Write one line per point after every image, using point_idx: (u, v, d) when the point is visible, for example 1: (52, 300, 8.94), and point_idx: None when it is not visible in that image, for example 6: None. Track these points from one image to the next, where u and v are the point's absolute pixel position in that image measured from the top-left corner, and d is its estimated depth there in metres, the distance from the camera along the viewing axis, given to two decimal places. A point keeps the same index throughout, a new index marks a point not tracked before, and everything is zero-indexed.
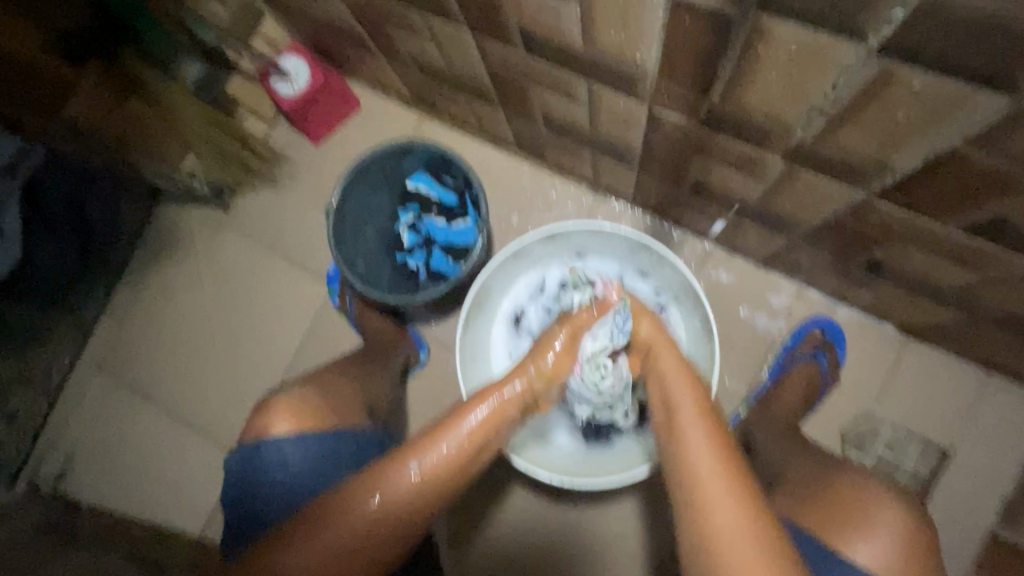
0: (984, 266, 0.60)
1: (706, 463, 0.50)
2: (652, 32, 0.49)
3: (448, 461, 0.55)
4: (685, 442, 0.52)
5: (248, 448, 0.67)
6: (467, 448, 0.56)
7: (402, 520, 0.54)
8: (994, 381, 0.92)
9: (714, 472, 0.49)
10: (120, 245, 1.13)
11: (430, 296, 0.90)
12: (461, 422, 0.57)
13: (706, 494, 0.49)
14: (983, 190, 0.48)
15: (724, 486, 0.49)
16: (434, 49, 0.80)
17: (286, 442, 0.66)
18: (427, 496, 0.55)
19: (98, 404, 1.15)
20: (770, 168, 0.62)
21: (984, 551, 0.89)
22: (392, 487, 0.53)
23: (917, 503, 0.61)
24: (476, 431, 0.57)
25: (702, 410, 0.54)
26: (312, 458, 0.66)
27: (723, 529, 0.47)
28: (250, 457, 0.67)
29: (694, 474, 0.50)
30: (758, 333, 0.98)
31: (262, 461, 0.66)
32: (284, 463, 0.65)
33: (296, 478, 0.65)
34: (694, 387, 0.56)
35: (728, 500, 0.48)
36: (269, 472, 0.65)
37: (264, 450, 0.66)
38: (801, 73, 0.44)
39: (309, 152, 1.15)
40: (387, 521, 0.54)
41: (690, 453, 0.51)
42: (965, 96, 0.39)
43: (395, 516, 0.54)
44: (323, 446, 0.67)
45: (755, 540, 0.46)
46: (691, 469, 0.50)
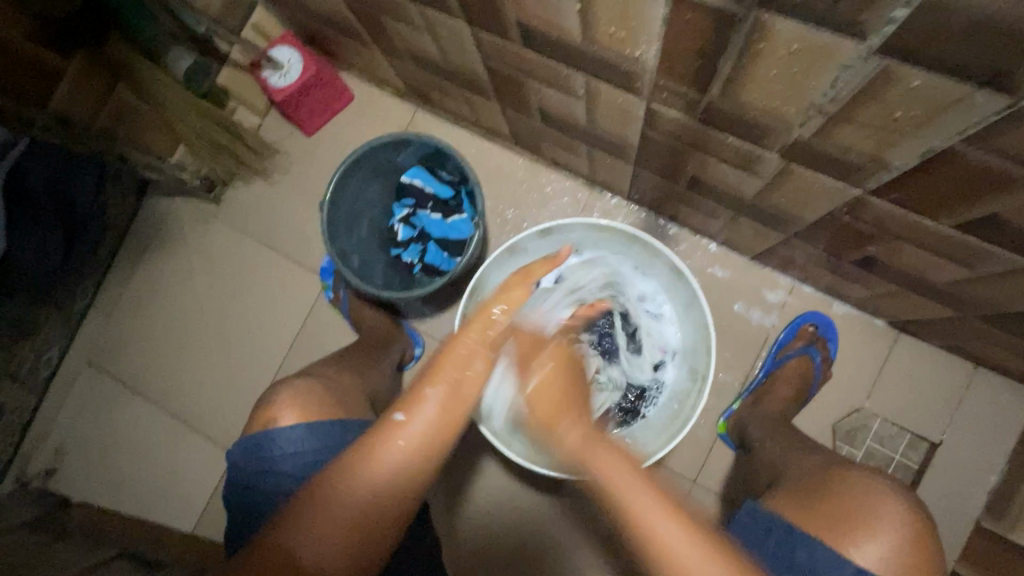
0: (977, 263, 0.60)
1: (652, 513, 0.51)
2: (652, 27, 0.48)
3: (431, 424, 0.55)
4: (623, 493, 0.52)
5: (256, 438, 0.67)
6: (449, 409, 0.56)
7: (402, 483, 0.54)
8: (982, 375, 0.93)
9: (663, 517, 0.51)
10: (109, 239, 1.11)
11: (425, 291, 0.90)
12: (434, 387, 0.57)
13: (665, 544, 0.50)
14: (979, 188, 0.48)
15: (678, 528, 0.50)
16: (429, 41, 0.79)
17: (295, 432, 0.65)
18: (421, 458, 0.54)
19: (89, 399, 1.14)
20: (767, 165, 0.62)
21: (970, 542, 0.91)
22: (385, 450, 0.53)
23: (908, 497, 0.62)
24: (453, 397, 0.57)
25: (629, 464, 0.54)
26: (320, 449, 0.65)
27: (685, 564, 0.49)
28: (258, 446, 0.66)
29: (647, 528, 0.51)
30: (752, 328, 0.99)
31: (267, 450, 0.65)
32: (292, 453, 0.65)
33: (304, 470, 0.64)
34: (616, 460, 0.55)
35: (682, 536, 0.50)
36: (277, 463, 0.64)
37: (270, 439, 0.66)
38: (801, 70, 0.44)
39: (302, 144, 1.13)
40: (386, 485, 0.53)
41: (634, 506, 0.51)
42: (964, 95, 0.39)
43: (393, 480, 0.53)
44: (332, 437, 0.66)
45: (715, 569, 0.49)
46: (645, 524, 0.51)
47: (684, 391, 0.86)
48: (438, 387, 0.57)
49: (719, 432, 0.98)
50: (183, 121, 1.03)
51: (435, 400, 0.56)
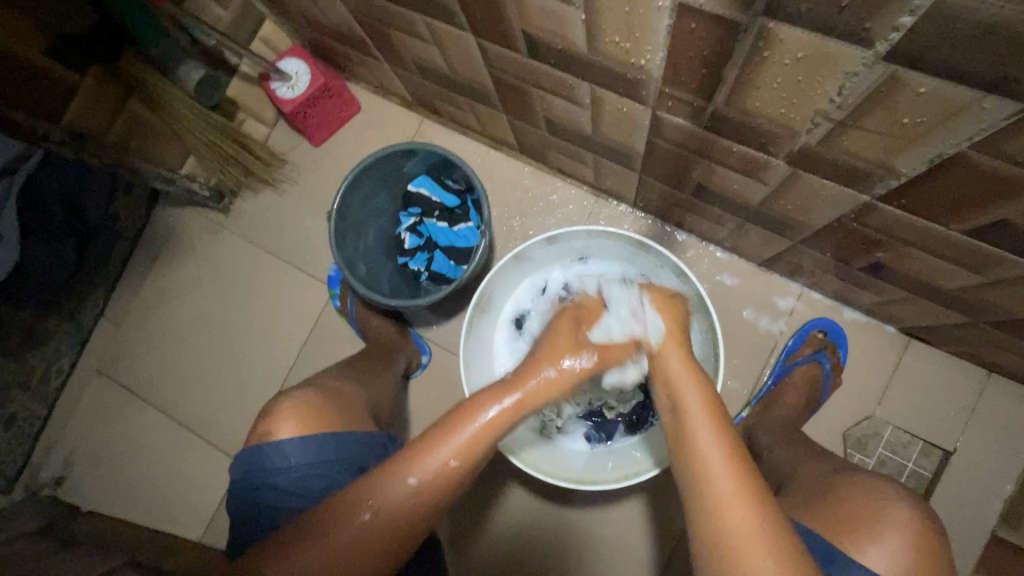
0: (988, 268, 0.60)
1: (718, 466, 0.50)
2: (657, 36, 0.49)
3: (447, 470, 0.55)
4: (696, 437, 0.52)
5: (250, 451, 0.67)
6: (468, 453, 0.56)
7: (403, 528, 0.54)
8: (995, 382, 0.92)
9: (727, 474, 0.49)
10: (120, 249, 1.13)
11: (431, 299, 0.90)
12: (463, 428, 0.57)
13: (722, 502, 0.48)
14: (989, 192, 0.47)
15: (740, 491, 0.48)
16: (436, 51, 0.80)
17: (288, 446, 0.65)
18: (426, 503, 0.54)
19: (99, 407, 1.15)
20: (773, 172, 0.62)
21: (986, 552, 0.89)
22: (388, 495, 0.53)
23: (922, 506, 0.61)
24: (495, 422, 0.58)
25: (712, 414, 0.54)
26: (313, 462, 0.65)
27: (739, 531, 0.47)
28: (254, 460, 0.66)
29: (711, 482, 0.49)
30: (760, 335, 0.99)
31: (263, 464, 0.66)
32: (286, 468, 0.65)
33: (301, 483, 0.65)
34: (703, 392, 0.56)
35: (740, 498, 0.48)
36: (271, 477, 0.65)
37: (265, 453, 0.66)
38: (807, 78, 0.44)
39: (309, 154, 1.15)
40: (389, 528, 0.53)
41: (706, 459, 0.51)
42: (971, 101, 0.39)
43: (396, 522, 0.53)
44: (325, 450, 0.66)
45: (768, 541, 0.46)
46: (709, 475, 0.50)
47: None
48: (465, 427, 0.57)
49: None
50: (193, 132, 1.04)
51: (457, 441, 0.56)
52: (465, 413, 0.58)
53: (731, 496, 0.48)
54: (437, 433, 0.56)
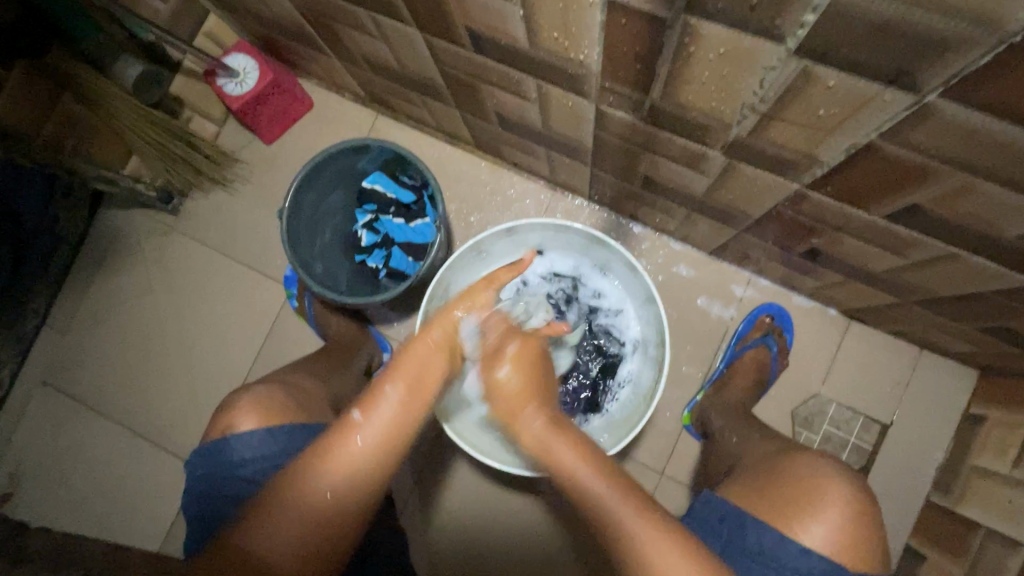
0: (908, 251, 0.64)
1: (601, 486, 0.55)
2: (592, 32, 0.50)
3: (391, 419, 0.56)
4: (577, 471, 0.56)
5: (214, 443, 0.66)
6: (408, 402, 0.58)
7: (365, 479, 0.54)
8: (926, 358, 0.98)
9: (614, 496, 0.54)
10: (61, 252, 1.08)
11: (388, 295, 0.90)
12: (387, 392, 0.57)
13: (620, 524, 0.53)
14: (900, 179, 0.51)
15: (628, 509, 0.53)
16: (384, 48, 0.80)
17: (255, 437, 0.65)
18: (384, 452, 0.55)
19: (45, 419, 1.10)
20: (712, 163, 0.64)
21: (920, 517, 0.95)
22: (350, 444, 0.54)
23: (853, 476, 0.65)
24: (405, 401, 0.58)
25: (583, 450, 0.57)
26: (280, 455, 0.64)
27: (638, 539, 0.52)
28: (218, 452, 0.65)
29: (608, 511, 0.54)
30: (712, 322, 1.02)
31: (227, 457, 0.64)
32: (254, 458, 0.64)
33: (265, 474, 0.64)
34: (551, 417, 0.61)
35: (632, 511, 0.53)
36: (237, 468, 0.64)
37: (230, 446, 0.65)
38: (731, 72, 0.46)
39: (261, 152, 1.12)
40: (362, 469, 0.54)
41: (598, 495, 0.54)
42: (875, 93, 0.41)
43: (365, 467, 0.54)
44: (292, 442, 0.65)
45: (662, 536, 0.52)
46: (602, 504, 0.54)
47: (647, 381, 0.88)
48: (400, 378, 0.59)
49: (683, 424, 1.00)
50: (135, 130, 1.01)
51: (391, 398, 0.57)
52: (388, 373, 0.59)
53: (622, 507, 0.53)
54: (373, 395, 0.57)
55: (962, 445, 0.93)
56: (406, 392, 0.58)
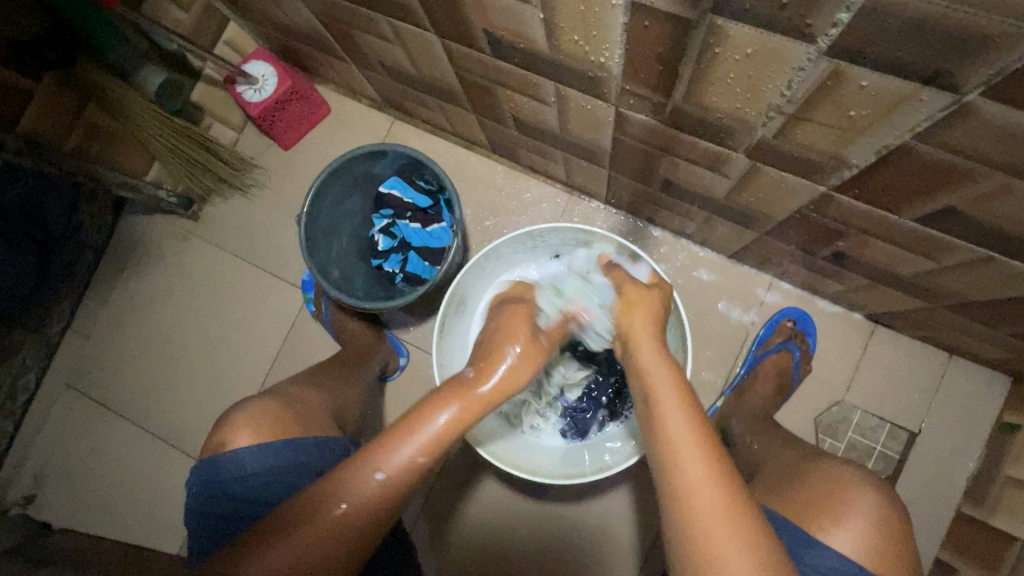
0: (940, 254, 0.62)
1: (695, 457, 0.50)
2: (613, 34, 0.49)
3: (411, 466, 0.54)
4: (669, 425, 0.52)
5: (208, 462, 0.66)
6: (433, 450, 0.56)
7: (361, 529, 0.53)
8: (956, 364, 0.95)
9: (697, 458, 0.49)
10: (85, 258, 1.10)
11: (405, 300, 0.90)
12: (425, 427, 0.56)
13: (691, 490, 0.48)
14: (934, 182, 0.49)
15: (707, 476, 0.48)
16: (401, 53, 0.80)
17: (246, 454, 0.65)
18: (392, 500, 0.54)
19: (68, 422, 1.12)
20: (735, 165, 0.63)
21: (951, 528, 0.92)
22: (347, 498, 0.53)
23: (885, 487, 0.63)
24: (451, 421, 0.57)
25: (686, 406, 0.54)
26: (271, 470, 0.64)
27: (709, 512, 0.47)
28: (213, 469, 0.66)
29: (685, 478, 0.49)
30: (732, 326, 1.01)
31: (222, 474, 0.65)
32: (246, 476, 0.64)
33: (260, 491, 0.64)
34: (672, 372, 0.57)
35: (708, 483, 0.48)
36: (229, 485, 0.64)
37: (222, 463, 0.65)
38: (757, 73, 0.45)
39: (279, 158, 1.13)
40: (349, 528, 0.53)
41: (681, 457, 0.50)
42: (910, 93, 0.40)
43: (359, 521, 0.53)
44: (284, 456, 0.65)
45: (732, 524, 0.46)
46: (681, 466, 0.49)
47: None
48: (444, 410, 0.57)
49: None
50: (157, 137, 1.02)
51: (419, 440, 0.55)
52: (427, 411, 0.57)
53: (702, 477, 0.48)
54: (401, 434, 0.55)
55: (995, 454, 0.90)
56: (435, 436, 0.56)
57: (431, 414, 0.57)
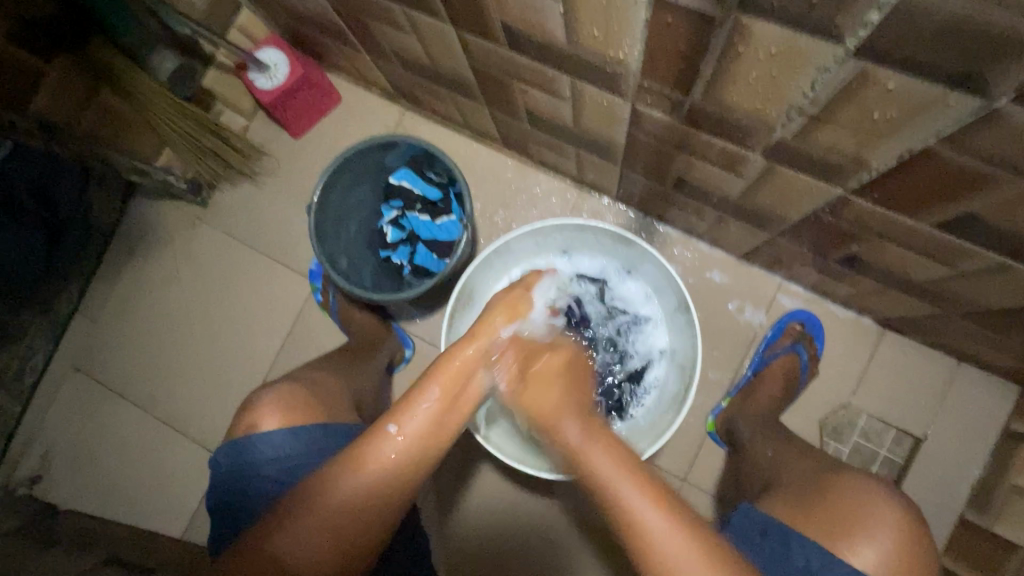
0: (956, 260, 0.61)
1: (623, 483, 0.51)
2: (635, 29, 0.49)
3: (423, 429, 0.56)
4: (600, 470, 0.53)
5: (236, 442, 0.67)
6: (440, 415, 0.58)
7: (391, 490, 0.54)
8: (964, 371, 0.94)
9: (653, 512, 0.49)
10: (93, 241, 1.11)
11: (413, 293, 0.89)
12: (421, 401, 0.57)
13: (635, 518, 0.49)
14: (956, 187, 0.49)
15: (641, 496, 0.50)
16: (416, 43, 0.79)
17: (278, 436, 0.65)
18: (410, 460, 0.55)
19: (76, 404, 1.13)
20: (751, 165, 0.62)
21: (955, 534, 0.92)
22: (379, 451, 0.54)
23: (892, 494, 0.62)
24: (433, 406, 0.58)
25: (624, 464, 0.52)
26: (302, 453, 0.65)
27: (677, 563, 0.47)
28: (242, 451, 0.66)
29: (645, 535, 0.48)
30: (740, 326, 1.00)
31: (252, 456, 0.65)
32: (275, 458, 0.65)
33: (290, 474, 0.64)
34: (585, 418, 0.58)
35: (648, 505, 0.49)
36: (261, 467, 0.65)
37: (254, 444, 0.65)
38: (781, 72, 0.45)
39: (289, 146, 1.13)
40: (379, 487, 0.53)
41: (631, 506, 0.50)
42: (938, 97, 0.40)
43: (389, 476, 0.54)
44: (314, 441, 0.66)
45: (674, 525, 0.48)
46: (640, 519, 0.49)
47: (673, 387, 0.87)
48: (436, 381, 0.59)
49: (708, 430, 0.98)
50: (169, 124, 1.02)
51: (432, 396, 0.58)
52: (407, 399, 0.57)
53: (633, 494, 0.50)
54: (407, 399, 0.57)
55: (1001, 462, 0.90)
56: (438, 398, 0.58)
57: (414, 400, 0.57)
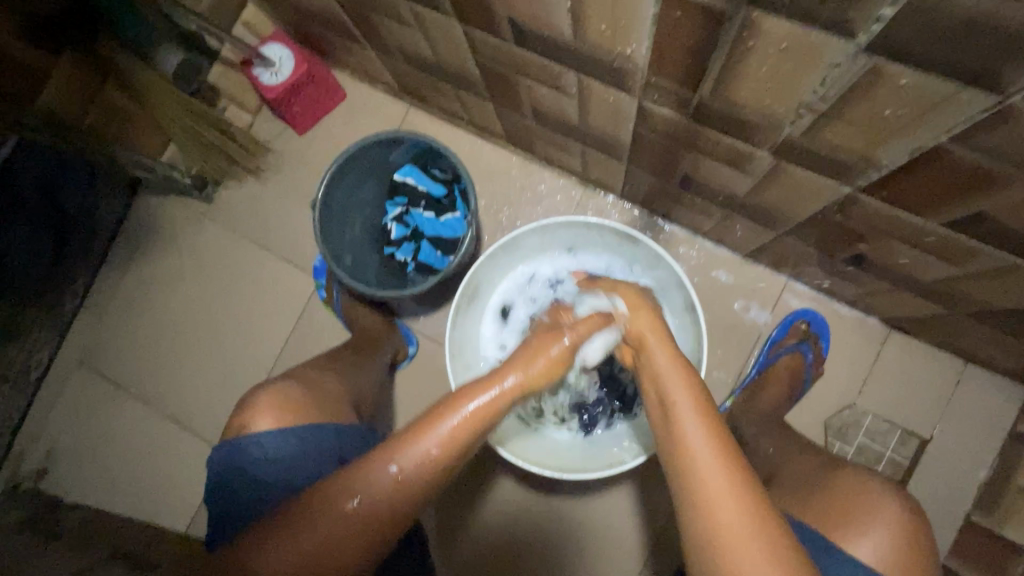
0: (965, 260, 0.61)
1: (707, 458, 0.49)
2: (643, 24, 0.48)
3: (429, 458, 0.54)
4: (687, 438, 0.51)
5: (228, 445, 0.67)
6: (451, 445, 0.55)
7: (376, 526, 0.53)
8: (971, 371, 0.94)
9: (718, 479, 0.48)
10: (98, 236, 1.11)
11: (417, 290, 0.89)
12: (445, 419, 0.55)
13: (711, 503, 0.47)
14: (967, 186, 0.48)
15: (722, 475, 0.48)
16: (421, 39, 0.79)
17: (269, 438, 0.65)
18: (407, 491, 0.53)
19: (80, 399, 1.13)
20: (758, 163, 0.62)
21: (960, 536, 0.91)
22: (371, 482, 0.53)
23: (899, 494, 0.62)
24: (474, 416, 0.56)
25: (708, 418, 0.52)
26: (293, 455, 0.65)
27: (733, 531, 0.46)
28: (234, 453, 0.66)
29: (706, 494, 0.47)
30: (745, 326, 1.00)
31: (244, 457, 0.65)
32: (266, 459, 0.65)
33: (280, 476, 0.64)
34: (688, 381, 0.55)
35: (728, 494, 0.47)
36: (253, 468, 0.65)
37: (245, 446, 0.66)
38: (791, 68, 0.44)
39: (293, 142, 1.13)
40: (364, 520, 0.52)
41: (697, 466, 0.49)
42: (951, 94, 0.39)
43: (377, 509, 0.53)
44: (305, 442, 0.66)
45: (747, 517, 0.46)
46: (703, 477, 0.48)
47: None
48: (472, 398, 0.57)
49: None
50: (173, 120, 1.02)
51: (444, 433, 0.54)
52: (448, 406, 0.56)
53: (714, 468, 0.48)
54: (423, 423, 0.55)
55: (1008, 463, 0.89)
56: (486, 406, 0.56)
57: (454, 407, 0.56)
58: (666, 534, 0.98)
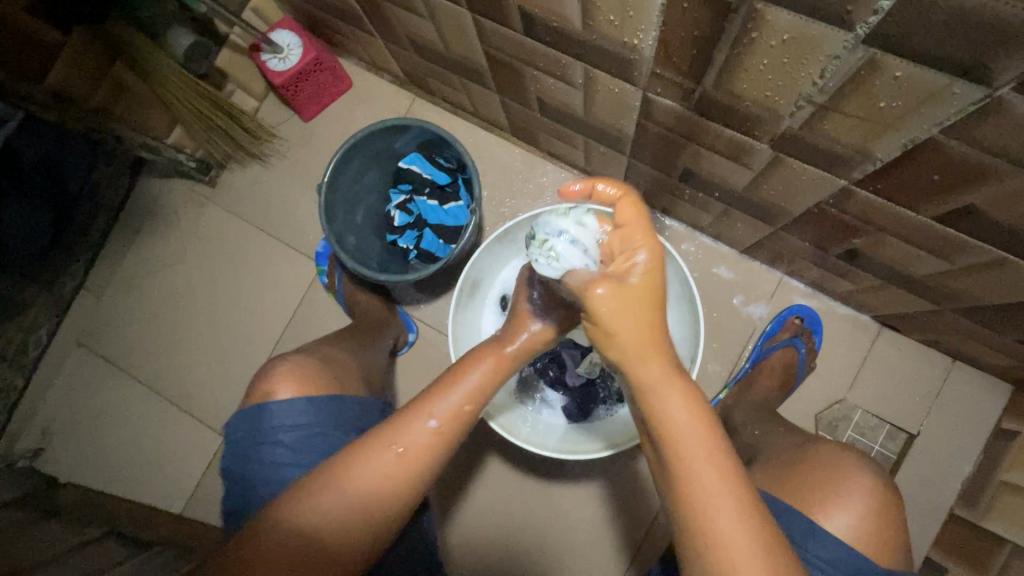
0: (955, 255, 0.62)
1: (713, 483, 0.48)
2: (650, 16, 0.50)
3: (461, 412, 0.58)
4: (693, 466, 0.49)
5: (255, 409, 0.68)
6: (477, 398, 0.60)
7: (413, 475, 0.56)
8: (958, 369, 0.96)
9: (732, 515, 0.48)
10: (101, 218, 1.12)
11: (420, 275, 0.90)
12: (458, 383, 0.59)
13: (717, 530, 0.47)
14: (957, 180, 0.50)
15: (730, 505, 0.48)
16: (431, 28, 0.80)
17: (294, 406, 0.67)
18: (441, 444, 0.57)
19: (79, 379, 1.13)
20: (757, 156, 0.64)
21: (944, 529, 0.94)
22: (410, 434, 0.56)
23: (886, 479, 0.64)
24: (485, 381, 0.60)
25: (712, 448, 0.49)
26: (318, 423, 0.67)
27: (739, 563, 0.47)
28: (258, 419, 0.67)
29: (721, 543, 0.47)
30: (740, 320, 1.02)
31: (268, 422, 0.67)
32: (293, 426, 0.67)
33: (304, 442, 0.66)
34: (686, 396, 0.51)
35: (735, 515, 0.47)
36: (278, 434, 0.67)
37: (270, 412, 0.67)
38: (793, 59, 0.46)
39: (299, 129, 1.14)
40: (406, 470, 0.56)
41: (716, 515, 0.48)
42: (944, 86, 0.41)
43: (417, 458, 0.56)
44: (331, 411, 0.69)
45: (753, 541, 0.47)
46: (713, 522, 0.48)
47: None
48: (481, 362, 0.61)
49: None
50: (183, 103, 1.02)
51: (468, 390, 0.59)
52: (454, 375, 0.60)
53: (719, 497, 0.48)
54: (447, 384, 0.59)
55: (992, 458, 0.91)
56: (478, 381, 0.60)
57: (468, 369, 0.60)
58: (659, 523, 1.00)
